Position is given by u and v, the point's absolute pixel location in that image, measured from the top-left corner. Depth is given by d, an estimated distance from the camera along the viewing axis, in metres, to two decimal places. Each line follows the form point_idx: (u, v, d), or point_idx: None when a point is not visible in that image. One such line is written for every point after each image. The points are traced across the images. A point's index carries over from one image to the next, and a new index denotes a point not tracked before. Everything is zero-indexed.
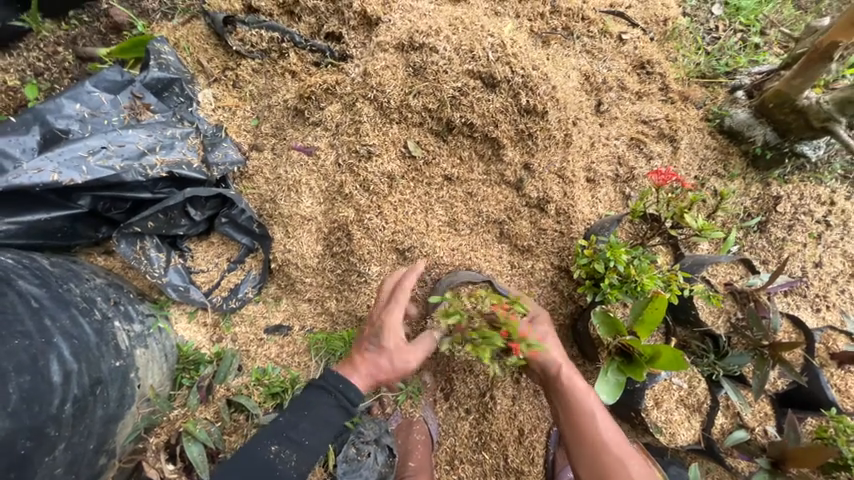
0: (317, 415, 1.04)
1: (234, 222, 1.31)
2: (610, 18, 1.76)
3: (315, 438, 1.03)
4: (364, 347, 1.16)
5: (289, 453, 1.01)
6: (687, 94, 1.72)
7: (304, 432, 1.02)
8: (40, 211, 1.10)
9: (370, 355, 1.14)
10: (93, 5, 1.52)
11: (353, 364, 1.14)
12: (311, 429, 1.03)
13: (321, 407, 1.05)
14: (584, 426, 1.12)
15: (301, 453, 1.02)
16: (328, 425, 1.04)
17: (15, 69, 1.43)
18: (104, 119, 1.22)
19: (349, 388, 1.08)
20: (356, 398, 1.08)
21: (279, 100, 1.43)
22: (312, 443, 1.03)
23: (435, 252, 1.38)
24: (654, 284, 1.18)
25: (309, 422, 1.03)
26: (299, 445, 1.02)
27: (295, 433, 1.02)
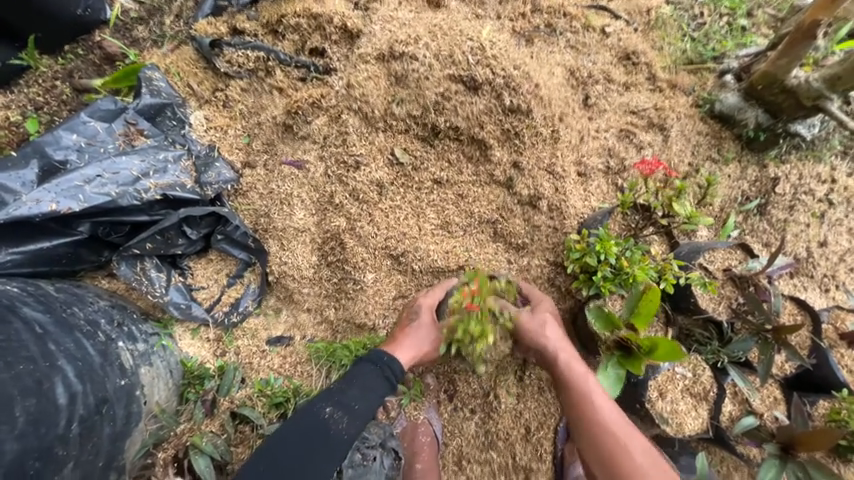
0: (365, 383, 1.11)
1: (229, 239, 1.34)
2: (592, 12, 1.76)
3: (364, 403, 1.08)
4: (404, 325, 1.26)
5: (341, 415, 1.06)
6: (675, 81, 1.70)
7: (354, 398, 1.08)
8: (44, 240, 1.14)
9: (412, 330, 1.23)
10: (87, 39, 1.57)
11: (395, 341, 1.23)
12: (361, 395, 1.09)
13: (369, 374, 1.12)
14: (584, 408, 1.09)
15: (352, 417, 1.06)
16: (375, 393, 1.11)
17: (15, 106, 1.50)
18: (100, 147, 1.27)
19: (394, 363, 1.16)
20: (399, 373, 1.16)
21: (267, 116, 1.46)
22: (363, 408, 1.07)
23: (429, 255, 1.39)
24: (646, 275, 1.20)
25: (360, 388, 1.09)
26: (349, 408, 1.06)
27: (346, 397, 1.07)
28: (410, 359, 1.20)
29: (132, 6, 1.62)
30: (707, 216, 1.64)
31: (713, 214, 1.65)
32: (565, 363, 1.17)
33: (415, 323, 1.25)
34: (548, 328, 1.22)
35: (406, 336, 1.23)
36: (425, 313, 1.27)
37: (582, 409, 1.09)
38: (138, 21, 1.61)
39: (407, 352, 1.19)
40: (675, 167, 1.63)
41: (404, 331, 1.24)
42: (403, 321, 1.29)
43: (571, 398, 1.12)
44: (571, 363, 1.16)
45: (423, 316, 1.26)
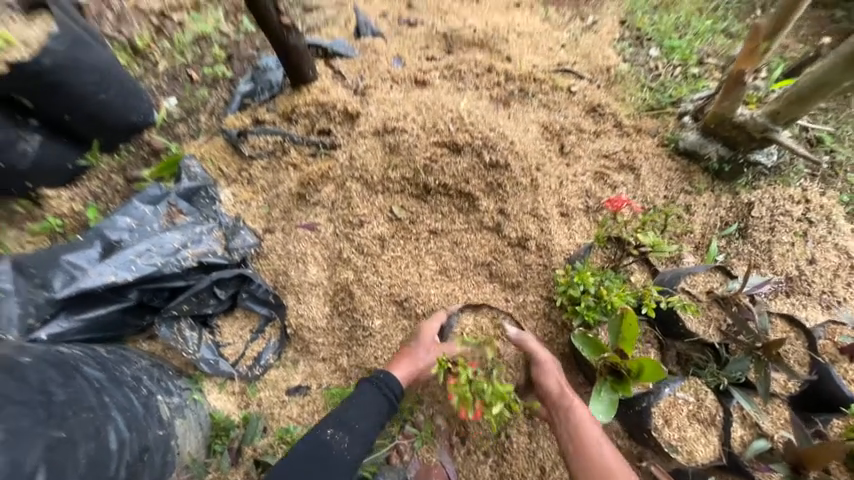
0: (363, 404, 1.21)
1: (253, 296, 1.52)
2: (559, 76, 2.06)
3: (363, 422, 1.18)
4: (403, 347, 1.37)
5: (342, 435, 1.15)
6: (640, 126, 1.91)
7: (354, 417, 1.18)
8: (101, 307, 1.32)
9: (409, 352, 1.34)
10: (138, 139, 1.91)
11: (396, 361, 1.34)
12: (360, 415, 1.19)
13: (367, 395, 1.23)
14: (594, 461, 1.11)
15: (352, 437, 1.16)
16: (373, 412, 1.21)
17: (78, 198, 1.80)
18: (148, 227, 1.50)
19: (390, 381, 1.27)
20: (397, 392, 1.26)
21: (284, 189, 1.71)
22: (362, 426, 1.17)
23: (430, 299, 1.54)
24: (624, 301, 1.34)
25: (358, 408, 1.20)
26: (350, 427, 1.16)
27: (346, 418, 1.18)
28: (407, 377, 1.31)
29: (174, 110, 1.97)
30: (690, 244, 1.75)
31: (696, 241, 1.76)
32: (572, 412, 1.20)
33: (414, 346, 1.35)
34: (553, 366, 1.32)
35: (404, 355, 1.34)
36: (422, 351, 1.35)
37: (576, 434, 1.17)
38: (179, 121, 1.96)
39: (403, 370, 1.31)
40: (652, 201, 1.78)
41: (404, 352, 1.35)
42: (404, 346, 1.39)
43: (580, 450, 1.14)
44: (578, 413, 1.20)
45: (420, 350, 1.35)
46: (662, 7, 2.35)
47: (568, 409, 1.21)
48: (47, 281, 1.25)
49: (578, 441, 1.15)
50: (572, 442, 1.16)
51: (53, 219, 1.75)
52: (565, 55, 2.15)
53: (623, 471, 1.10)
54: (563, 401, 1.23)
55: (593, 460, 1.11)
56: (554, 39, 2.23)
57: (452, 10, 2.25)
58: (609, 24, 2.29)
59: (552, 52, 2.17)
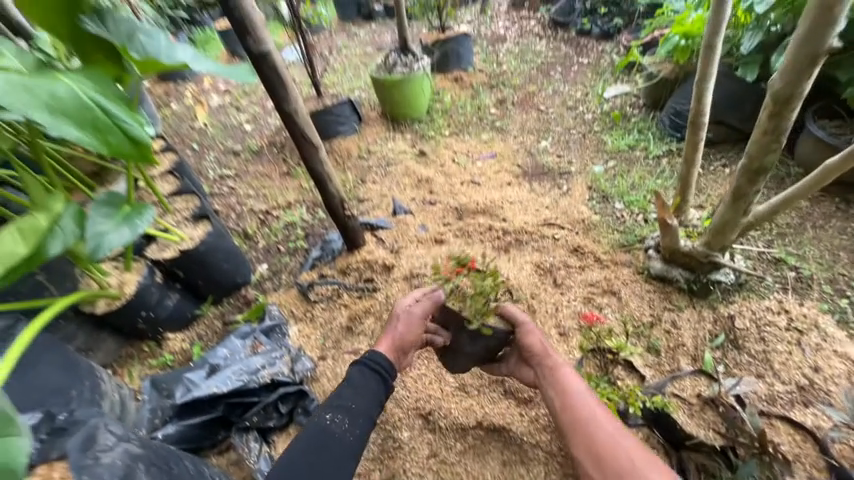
0: (356, 386, 1.37)
1: (307, 412, 1.86)
2: (545, 227, 2.71)
3: (359, 403, 1.32)
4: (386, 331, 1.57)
5: (341, 418, 1.28)
6: (616, 259, 2.39)
7: (350, 400, 1.32)
8: (195, 418, 1.73)
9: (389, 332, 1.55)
10: (237, 294, 2.64)
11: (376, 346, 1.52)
12: (355, 397, 1.34)
13: (359, 379, 1.39)
14: (582, 414, 1.40)
15: (351, 417, 1.29)
16: (367, 392, 1.37)
17: (187, 339, 2.42)
18: (238, 355, 2.00)
19: (377, 360, 1.45)
20: (383, 367, 1.44)
21: (337, 323, 2.23)
22: (358, 406, 1.31)
23: (451, 413, 1.79)
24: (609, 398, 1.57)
25: (352, 391, 1.35)
26: (348, 410, 1.29)
27: (342, 402, 1.31)
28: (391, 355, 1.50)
29: (266, 272, 2.77)
30: (685, 356, 1.93)
31: (691, 352, 1.94)
32: (563, 377, 1.51)
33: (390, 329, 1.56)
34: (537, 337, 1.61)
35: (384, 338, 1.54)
36: (399, 320, 1.57)
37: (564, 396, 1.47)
38: (267, 279, 2.72)
39: (387, 347, 1.51)
40: (639, 318, 2.08)
41: (383, 335, 1.57)
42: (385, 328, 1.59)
43: (571, 409, 1.43)
44: (564, 376, 1.52)
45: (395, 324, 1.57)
46: (620, 174, 3.14)
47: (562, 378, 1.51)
48: (171, 392, 1.78)
49: (571, 402, 1.44)
50: (561, 402, 1.47)
51: (168, 355, 2.34)
52: (549, 213, 2.86)
53: (605, 416, 1.39)
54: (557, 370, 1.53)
55: (581, 415, 1.40)
56: (539, 203, 3.00)
57: (462, 191, 3.16)
58: (580, 190, 3.07)
59: (539, 211, 2.89)
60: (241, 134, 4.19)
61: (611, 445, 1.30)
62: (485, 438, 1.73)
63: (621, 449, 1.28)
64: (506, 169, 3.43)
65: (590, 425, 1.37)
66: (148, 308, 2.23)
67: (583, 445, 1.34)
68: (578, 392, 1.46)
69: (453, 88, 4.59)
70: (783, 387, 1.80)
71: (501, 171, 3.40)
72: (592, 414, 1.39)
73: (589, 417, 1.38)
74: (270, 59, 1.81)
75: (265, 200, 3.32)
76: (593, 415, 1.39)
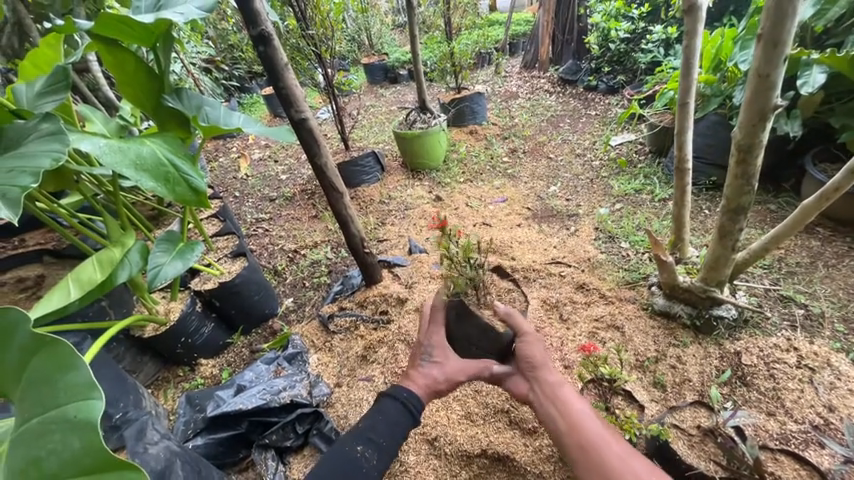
0: (390, 421, 1.36)
1: (321, 434, 1.94)
2: (552, 265, 2.86)
3: (390, 440, 1.33)
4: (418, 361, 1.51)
5: (371, 453, 1.30)
6: (620, 296, 2.48)
7: (382, 435, 1.33)
8: (220, 433, 1.89)
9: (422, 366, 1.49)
10: (265, 324, 2.88)
11: (410, 378, 1.47)
12: (387, 431, 1.34)
13: (394, 412, 1.38)
14: (588, 433, 1.27)
15: (380, 454, 1.31)
16: (399, 428, 1.36)
17: (218, 364, 2.65)
18: (261, 378, 2.18)
19: (412, 397, 1.41)
20: (419, 408, 1.40)
21: (353, 352, 2.40)
22: (389, 444, 1.32)
23: (456, 440, 1.87)
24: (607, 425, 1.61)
25: (385, 425, 1.35)
26: (377, 445, 1.31)
27: (374, 436, 1.32)
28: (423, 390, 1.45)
29: (291, 305, 3.01)
30: (692, 391, 1.94)
31: (697, 387, 1.95)
32: (565, 393, 1.39)
33: (427, 358, 1.50)
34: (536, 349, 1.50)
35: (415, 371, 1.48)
36: (437, 349, 1.51)
37: (568, 412, 1.34)
38: (292, 311, 2.96)
39: (420, 387, 1.45)
40: (643, 353, 2.13)
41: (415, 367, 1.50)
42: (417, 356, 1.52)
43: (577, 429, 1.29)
44: (565, 393, 1.40)
45: (433, 351, 1.51)
46: (626, 215, 3.29)
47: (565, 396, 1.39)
48: (203, 406, 1.97)
49: (576, 422, 1.30)
50: (563, 419, 1.33)
51: (199, 379, 2.55)
52: (556, 252, 3.02)
53: (613, 437, 1.27)
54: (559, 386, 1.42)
55: (586, 434, 1.27)
56: (547, 243, 3.17)
57: (474, 232, 3.39)
58: (587, 230, 3.23)
59: (547, 251, 3.06)
60: (277, 182, 4.70)
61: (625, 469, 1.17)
62: (489, 467, 1.78)
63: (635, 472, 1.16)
64: (517, 211, 3.66)
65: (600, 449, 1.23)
66: (187, 334, 2.49)
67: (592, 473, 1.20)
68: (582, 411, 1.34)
69: (468, 139, 5.02)
70: (796, 426, 1.76)
71: (511, 214, 3.63)
72: (599, 434, 1.27)
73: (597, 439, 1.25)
74: (307, 124, 2.19)
75: (294, 240, 3.68)
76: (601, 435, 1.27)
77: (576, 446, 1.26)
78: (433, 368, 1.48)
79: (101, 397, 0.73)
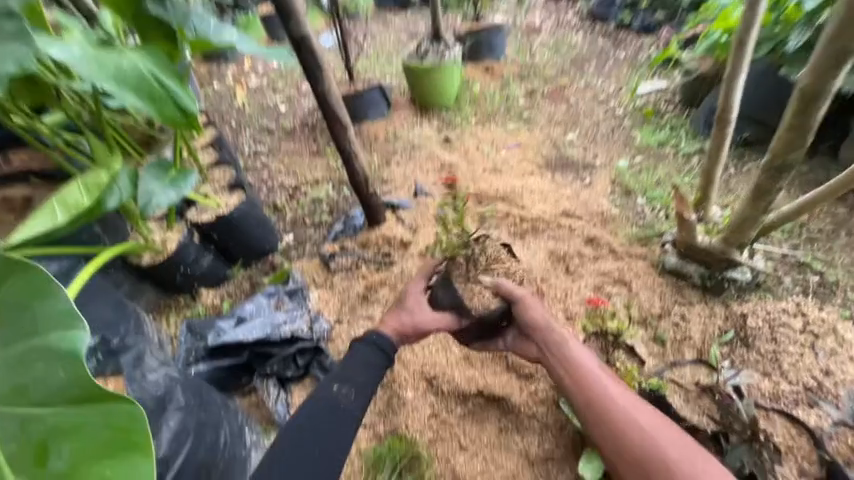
0: (362, 361, 1.48)
1: (322, 367, 2.00)
2: (563, 217, 2.75)
3: (363, 376, 1.45)
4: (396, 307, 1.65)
5: (345, 390, 1.40)
6: (631, 251, 2.39)
7: (355, 373, 1.44)
8: (223, 360, 1.92)
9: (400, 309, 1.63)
10: (265, 259, 2.83)
11: (384, 324, 1.59)
12: (361, 371, 1.46)
13: (364, 355, 1.50)
14: (596, 391, 1.46)
15: (354, 389, 1.41)
16: (371, 367, 1.48)
17: (219, 295, 2.63)
18: (262, 311, 2.18)
19: (381, 340, 1.53)
20: (389, 348, 1.53)
21: (354, 291, 2.38)
22: (361, 380, 1.43)
23: (455, 380, 1.91)
24: None
25: (357, 365, 1.47)
26: (351, 382, 1.42)
27: (347, 374, 1.44)
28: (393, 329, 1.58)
29: (292, 241, 2.95)
30: (692, 349, 1.95)
31: (697, 346, 1.96)
32: (573, 352, 1.55)
33: (403, 308, 1.62)
34: (538, 311, 1.62)
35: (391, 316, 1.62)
36: (412, 299, 1.65)
37: (579, 375, 1.50)
38: (293, 248, 2.90)
39: (391, 327, 1.58)
40: (648, 309, 2.10)
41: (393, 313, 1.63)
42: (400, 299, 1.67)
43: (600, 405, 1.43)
44: (575, 352, 1.55)
45: (408, 301, 1.64)
46: (646, 170, 3.10)
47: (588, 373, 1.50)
48: (203, 335, 1.98)
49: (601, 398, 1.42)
50: (573, 380, 1.51)
51: (201, 308, 2.56)
52: (568, 203, 2.88)
53: (618, 391, 1.46)
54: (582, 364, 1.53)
55: (596, 392, 1.45)
56: (560, 193, 3.02)
57: (484, 178, 3.22)
58: (603, 183, 3.05)
59: (558, 202, 2.91)
60: (276, 113, 4.39)
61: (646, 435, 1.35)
62: (484, 406, 1.85)
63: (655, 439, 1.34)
64: (530, 159, 3.45)
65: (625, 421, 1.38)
66: (186, 264, 2.45)
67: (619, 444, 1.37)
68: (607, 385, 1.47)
69: (483, 77, 4.60)
70: (789, 386, 1.80)
71: (524, 161, 3.42)
72: (607, 391, 1.46)
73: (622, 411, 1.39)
74: (310, 42, 1.94)
75: (295, 176, 3.51)
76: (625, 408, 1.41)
77: (585, 404, 1.46)
78: (406, 317, 1.61)
79: (84, 328, 0.79)
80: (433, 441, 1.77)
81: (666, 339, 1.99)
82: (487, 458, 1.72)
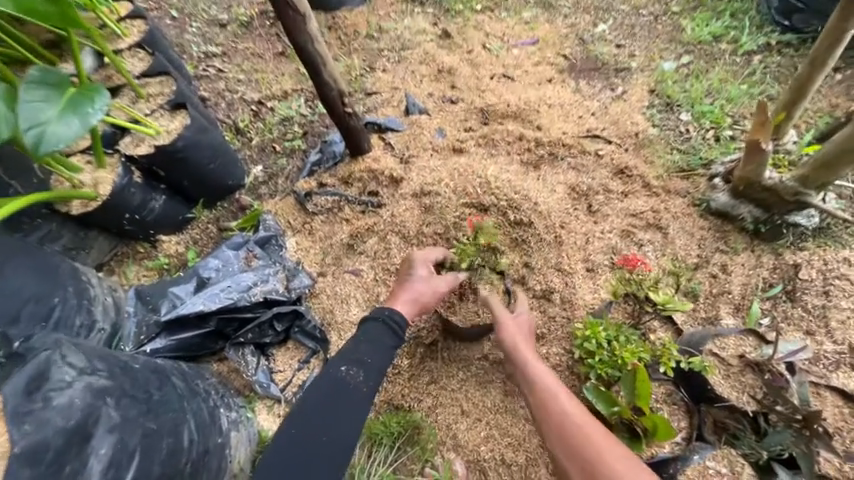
0: (373, 340, 1.26)
1: (304, 330, 1.78)
2: (588, 140, 2.23)
3: (375, 357, 1.23)
4: (402, 283, 1.47)
5: (357, 370, 1.20)
6: (669, 187, 1.98)
7: (366, 352, 1.23)
8: (188, 330, 1.67)
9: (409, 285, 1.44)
10: (231, 197, 2.39)
11: (395, 299, 1.41)
12: (371, 350, 1.24)
13: (375, 332, 1.28)
14: (551, 406, 1.22)
15: (366, 371, 1.20)
16: (384, 346, 1.27)
17: (183, 242, 2.27)
18: (230, 268, 1.87)
19: (395, 314, 1.33)
20: (403, 324, 1.32)
21: (337, 239, 2.01)
22: (374, 360, 1.22)
23: (455, 344, 1.71)
24: (633, 357, 1.45)
25: (368, 345, 1.25)
26: (363, 363, 1.21)
27: (359, 353, 1.23)
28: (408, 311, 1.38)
29: (260, 174, 2.46)
30: (728, 305, 1.68)
31: (735, 301, 1.68)
32: (532, 365, 1.33)
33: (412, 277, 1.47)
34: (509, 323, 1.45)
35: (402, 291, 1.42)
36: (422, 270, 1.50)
37: (536, 388, 1.28)
38: (262, 183, 2.43)
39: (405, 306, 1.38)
40: (683, 259, 1.79)
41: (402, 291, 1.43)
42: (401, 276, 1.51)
43: (555, 427, 1.19)
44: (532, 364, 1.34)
45: (417, 270, 1.50)
46: (695, 75, 2.46)
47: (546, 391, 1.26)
48: (156, 307, 1.71)
49: (555, 414, 1.19)
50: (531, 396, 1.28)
51: (163, 258, 2.21)
52: (595, 122, 2.34)
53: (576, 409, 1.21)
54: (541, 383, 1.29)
55: (551, 408, 1.22)
56: (584, 108, 2.43)
57: (490, 88, 2.58)
58: (639, 93, 2.45)
59: (581, 120, 2.36)
60: None
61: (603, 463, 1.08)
62: (487, 369, 1.66)
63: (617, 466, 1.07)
64: (549, 60, 2.74)
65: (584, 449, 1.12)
66: (132, 210, 2.04)
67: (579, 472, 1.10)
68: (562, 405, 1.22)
69: None
70: (832, 347, 1.55)
71: (541, 64, 2.72)
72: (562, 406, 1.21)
73: (580, 434, 1.14)
74: None
75: (257, 86, 2.81)
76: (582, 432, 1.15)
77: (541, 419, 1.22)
78: (419, 288, 1.44)
79: None
80: (433, 408, 1.62)
81: (701, 294, 1.70)
82: (490, 424, 1.59)
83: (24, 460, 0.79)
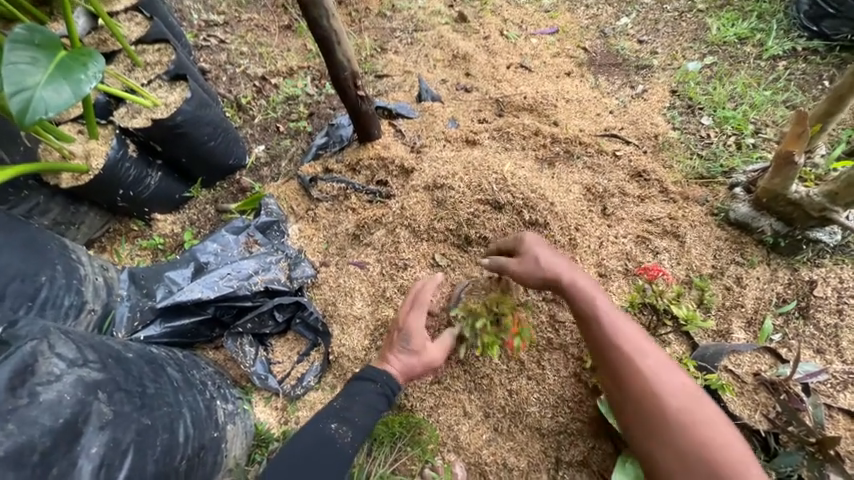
0: (365, 400, 1.29)
1: (305, 322, 1.72)
2: (605, 139, 2.15)
3: (365, 418, 1.27)
4: (392, 345, 1.41)
5: (346, 429, 1.24)
6: (687, 193, 1.93)
7: (357, 412, 1.27)
8: (184, 317, 1.60)
9: (395, 349, 1.39)
10: (231, 177, 2.28)
11: (386, 362, 1.38)
12: (362, 410, 1.28)
13: (368, 392, 1.31)
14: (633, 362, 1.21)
15: (354, 431, 1.24)
16: (376, 408, 1.30)
17: (179, 222, 2.16)
18: (229, 253, 1.79)
19: (390, 381, 1.34)
20: (396, 389, 1.35)
21: (342, 229, 1.93)
22: (362, 421, 1.26)
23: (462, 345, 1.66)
24: None
25: (361, 404, 1.28)
26: (353, 422, 1.25)
27: (350, 412, 1.26)
28: (400, 374, 1.37)
29: (262, 154, 2.35)
30: (740, 318, 1.65)
31: (747, 315, 1.65)
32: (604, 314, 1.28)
33: (405, 346, 1.39)
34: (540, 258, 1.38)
35: (392, 358, 1.38)
36: (414, 339, 1.40)
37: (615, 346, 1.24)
38: (264, 164, 2.33)
39: (396, 372, 1.36)
40: (698, 269, 1.75)
41: (392, 357, 1.39)
42: (392, 339, 1.43)
43: (636, 388, 1.19)
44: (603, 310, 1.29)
45: (411, 339, 1.40)
46: (719, 77, 2.37)
47: (631, 357, 1.22)
48: (151, 290, 1.63)
49: (637, 372, 1.20)
50: (611, 348, 1.24)
51: (158, 238, 2.10)
52: (613, 120, 2.25)
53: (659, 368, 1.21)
54: (616, 339, 1.24)
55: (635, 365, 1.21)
56: (603, 105, 2.35)
57: (507, 78, 2.47)
58: (661, 93, 2.36)
59: (599, 117, 2.27)
60: None
61: (700, 426, 1.12)
62: (492, 371, 1.61)
63: (724, 443, 1.09)
64: (568, 52, 2.63)
65: (660, 410, 1.15)
66: (125, 186, 1.93)
67: (663, 448, 1.13)
68: (651, 373, 1.20)
69: None
70: (841, 366, 1.53)
71: (560, 55, 2.62)
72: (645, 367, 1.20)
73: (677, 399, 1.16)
74: None
75: (261, 61, 2.66)
76: (669, 396, 1.17)
77: (627, 376, 1.21)
78: (410, 356, 1.39)
79: None
80: (436, 408, 1.59)
81: (714, 306, 1.67)
82: (494, 426, 1.56)
83: (7, 464, 0.73)
